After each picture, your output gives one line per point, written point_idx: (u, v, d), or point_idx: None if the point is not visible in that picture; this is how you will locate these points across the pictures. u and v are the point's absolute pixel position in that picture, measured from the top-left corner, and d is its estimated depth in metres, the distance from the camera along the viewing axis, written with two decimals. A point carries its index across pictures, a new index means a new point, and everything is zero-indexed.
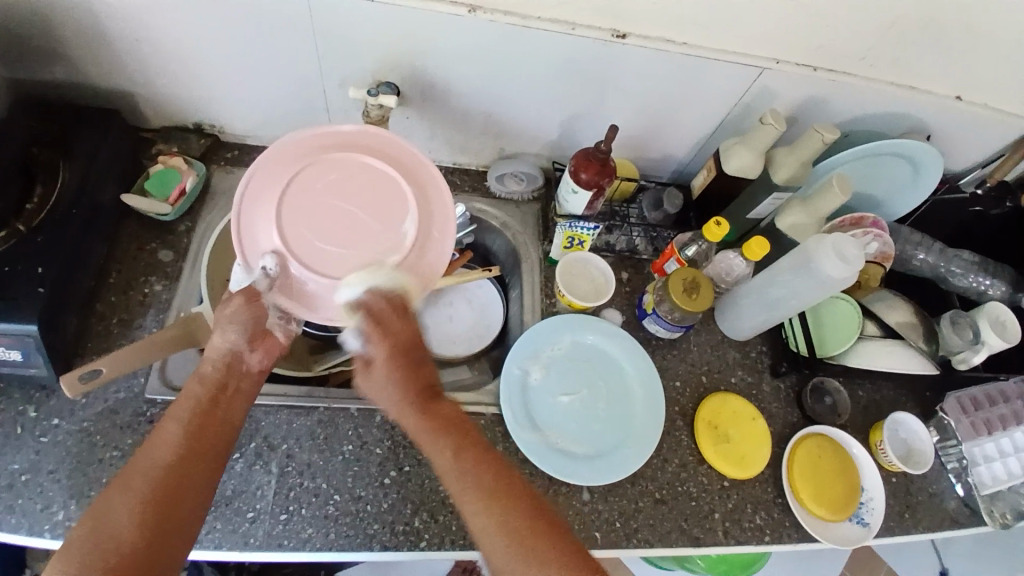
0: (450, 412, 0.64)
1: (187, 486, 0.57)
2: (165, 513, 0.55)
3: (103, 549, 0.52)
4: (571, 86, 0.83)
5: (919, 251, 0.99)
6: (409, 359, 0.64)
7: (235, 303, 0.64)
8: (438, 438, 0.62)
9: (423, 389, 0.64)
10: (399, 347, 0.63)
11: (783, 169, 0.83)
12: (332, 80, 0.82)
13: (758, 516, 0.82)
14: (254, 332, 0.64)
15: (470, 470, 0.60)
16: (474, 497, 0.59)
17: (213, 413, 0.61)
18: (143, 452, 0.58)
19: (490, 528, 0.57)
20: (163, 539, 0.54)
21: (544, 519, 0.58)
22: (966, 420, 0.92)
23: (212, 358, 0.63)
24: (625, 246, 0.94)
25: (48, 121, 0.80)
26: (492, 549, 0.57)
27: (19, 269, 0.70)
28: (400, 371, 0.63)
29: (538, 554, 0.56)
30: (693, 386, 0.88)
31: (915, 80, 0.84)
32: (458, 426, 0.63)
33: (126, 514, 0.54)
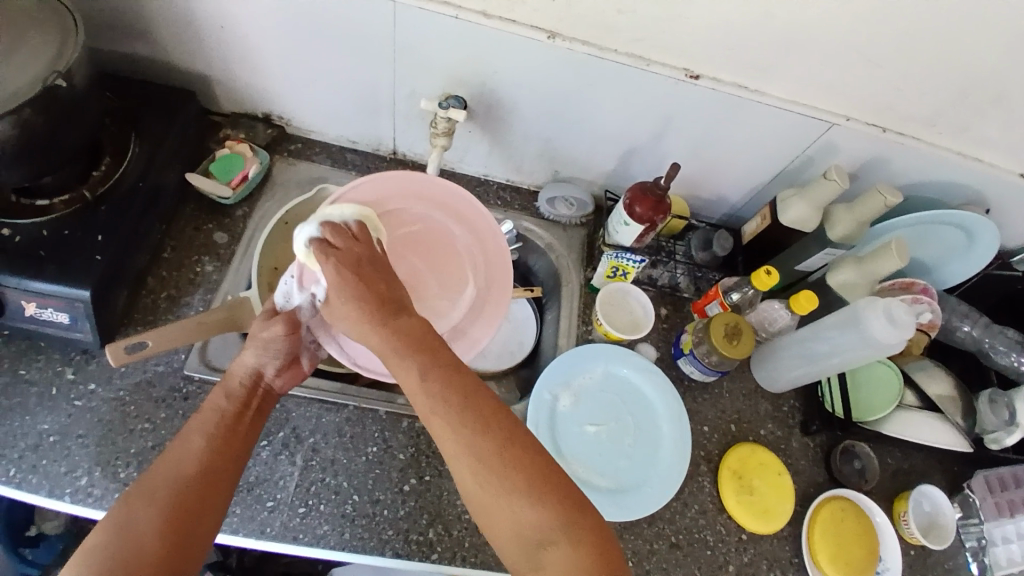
0: (414, 325, 0.62)
1: (206, 499, 0.56)
2: (184, 525, 0.54)
3: (122, 557, 0.51)
4: (636, 120, 0.84)
5: (964, 322, 0.98)
6: (360, 269, 0.63)
7: (275, 330, 0.66)
8: (405, 359, 0.60)
9: (387, 300, 0.62)
10: (349, 263, 0.62)
11: (839, 225, 0.82)
12: (401, 89, 0.84)
13: (771, 574, 0.81)
14: (285, 361, 0.67)
15: (437, 377, 0.59)
16: (438, 418, 0.57)
17: (236, 431, 0.62)
18: (163, 459, 0.58)
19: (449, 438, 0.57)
20: (179, 553, 0.53)
21: (509, 438, 0.57)
22: (990, 499, 0.90)
23: (240, 376, 0.66)
24: (667, 282, 0.94)
25: (124, 95, 0.83)
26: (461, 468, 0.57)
27: (79, 236, 0.72)
28: (358, 282, 0.62)
29: (503, 472, 0.56)
30: (720, 432, 0.87)
31: (981, 153, 0.83)
32: (416, 335, 0.61)
33: (145, 525, 0.53)
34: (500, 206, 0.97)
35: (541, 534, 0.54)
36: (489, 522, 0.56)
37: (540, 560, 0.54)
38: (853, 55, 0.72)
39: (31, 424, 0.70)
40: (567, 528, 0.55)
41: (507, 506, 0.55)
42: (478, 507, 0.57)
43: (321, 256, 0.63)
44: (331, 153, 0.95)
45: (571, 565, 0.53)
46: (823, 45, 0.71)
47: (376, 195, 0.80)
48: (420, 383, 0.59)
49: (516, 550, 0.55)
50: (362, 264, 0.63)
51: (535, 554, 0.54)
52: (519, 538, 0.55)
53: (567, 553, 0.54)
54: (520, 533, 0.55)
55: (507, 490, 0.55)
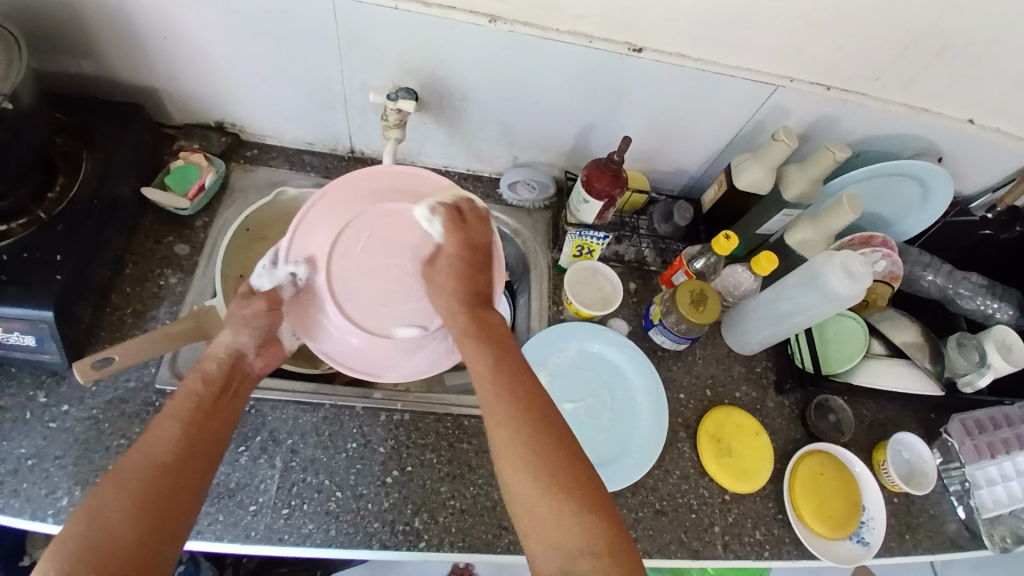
0: (495, 323, 0.68)
1: (181, 485, 0.57)
2: (161, 510, 0.55)
3: (99, 545, 0.51)
4: (585, 97, 0.84)
5: (927, 272, 1.00)
6: (464, 260, 0.68)
7: (255, 308, 0.68)
8: (479, 341, 0.65)
9: (473, 293, 0.68)
10: (455, 265, 0.68)
11: (794, 185, 0.84)
12: (351, 85, 0.84)
13: (757, 531, 0.82)
14: (265, 338, 0.70)
15: (498, 388, 0.62)
16: (511, 427, 0.59)
17: (211, 416, 0.63)
18: (137, 448, 0.58)
19: (508, 442, 0.59)
20: (156, 538, 0.54)
21: (553, 438, 0.59)
22: (969, 442, 0.92)
23: (218, 356, 0.68)
24: (634, 257, 0.96)
25: (73, 113, 0.82)
26: (514, 472, 0.58)
27: (37, 257, 0.71)
28: (454, 277, 0.68)
29: (551, 494, 0.56)
30: (696, 398, 0.88)
31: (927, 103, 0.84)
32: (499, 351, 0.64)
33: (122, 512, 0.53)
34: None
35: (581, 545, 0.54)
36: (528, 526, 0.57)
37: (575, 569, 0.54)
38: (792, 15, 0.73)
39: (7, 449, 0.70)
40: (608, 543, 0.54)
41: (551, 517, 0.56)
42: (526, 517, 0.57)
43: (445, 232, 0.68)
44: (288, 156, 0.96)
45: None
46: (761, 7, 0.72)
47: (352, 197, 0.71)
48: (490, 358, 0.64)
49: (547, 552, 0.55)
50: (464, 260, 0.68)
51: (569, 562, 0.54)
52: (558, 546, 0.55)
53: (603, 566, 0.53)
54: (558, 542, 0.55)
55: (557, 506, 0.56)
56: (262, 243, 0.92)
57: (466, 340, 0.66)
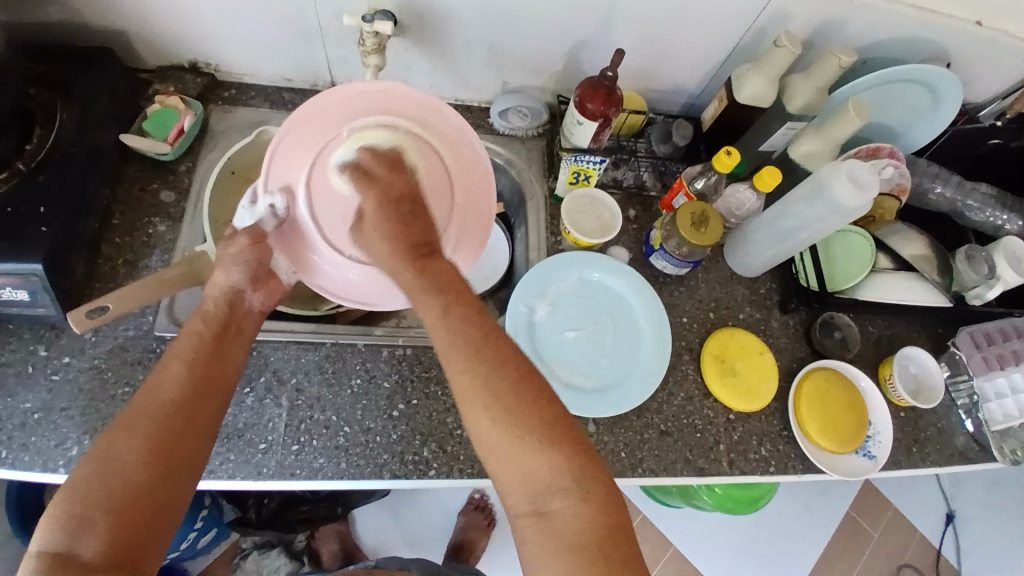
0: (446, 270, 0.59)
1: (189, 426, 0.55)
2: (172, 450, 0.53)
3: (111, 486, 0.50)
4: (575, 12, 0.80)
5: (936, 184, 0.97)
6: (398, 209, 0.61)
7: (241, 244, 0.67)
8: (427, 289, 0.57)
9: (417, 245, 0.60)
10: (389, 199, 0.61)
11: (798, 95, 0.80)
12: (326, 11, 0.79)
13: (763, 448, 0.82)
14: (258, 274, 0.68)
15: (467, 345, 0.54)
16: (460, 352, 0.54)
17: (217, 355, 0.61)
18: (144, 389, 0.56)
19: (477, 389, 0.52)
20: (167, 474, 0.52)
21: (528, 390, 0.53)
22: (978, 354, 0.91)
23: (214, 296, 0.66)
24: (632, 182, 0.93)
25: (39, 58, 0.78)
26: (482, 426, 0.52)
27: (22, 209, 0.69)
28: (388, 223, 0.60)
29: (524, 444, 0.52)
30: (700, 321, 0.88)
31: (936, 2, 0.79)
32: (456, 295, 0.56)
33: (132, 452, 0.52)
34: None
35: (550, 481, 0.51)
36: (499, 469, 0.52)
37: (546, 506, 0.51)
38: None
39: (13, 405, 0.71)
40: (581, 479, 0.51)
41: (519, 461, 0.51)
42: (497, 460, 0.52)
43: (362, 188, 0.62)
44: (269, 95, 0.92)
45: (578, 515, 0.50)
46: None
47: (321, 127, 0.68)
48: (440, 306, 0.55)
49: (522, 493, 0.51)
50: (398, 204, 0.61)
51: (540, 501, 0.51)
52: (529, 483, 0.51)
53: (574, 505, 0.51)
54: (527, 479, 0.51)
55: (526, 447, 0.52)
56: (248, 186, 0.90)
57: (413, 295, 0.58)
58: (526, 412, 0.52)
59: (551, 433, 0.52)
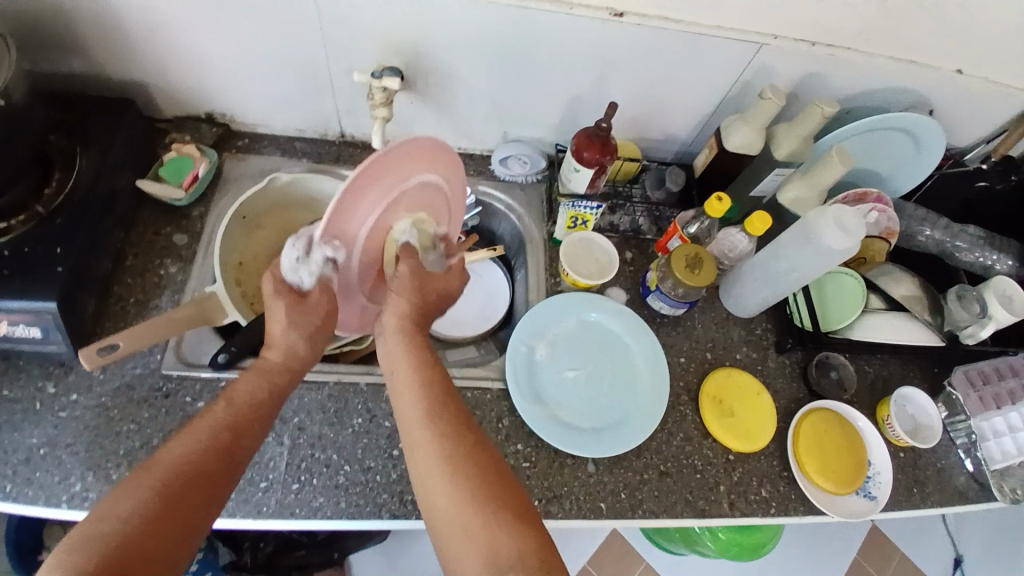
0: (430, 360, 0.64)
1: (203, 506, 0.54)
2: (178, 528, 0.51)
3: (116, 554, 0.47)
4: (571, 67, 0.84)
5: (924, 227, 1.00)
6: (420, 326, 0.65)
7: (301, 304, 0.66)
8: (410, 372, 0.61)
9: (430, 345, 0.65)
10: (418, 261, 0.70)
11: (784, 144, 0.84)
12: (337, 67, 0.84)
13: (763, 488, 0.82)
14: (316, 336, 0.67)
15: (440, 416, 0.58)
16: (428, 428, 0.58)
17: (243, 428, 0.60)
18: (168, 451, 0.55)
19: (441, 463, 0.55)
20: (167, 552, 0.50)
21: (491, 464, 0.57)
22: (974, 394, 0.92)
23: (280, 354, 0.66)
24: (628, 226, 0.96)
25: (66, 109, 0.83)
26: (443, 498, 0.54)
27: (38, 250, 0.72)
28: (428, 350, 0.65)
29: (472, 526, 0.52)
30: (697, 362, 0.89)
31: (914, 56, 0.84)
32: (432, 379, 0.61)
33: (144, 518, 0.50)
34: None
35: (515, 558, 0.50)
36: (457, 550, 0.52)
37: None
38: None
39: (20, 440, 0.71)
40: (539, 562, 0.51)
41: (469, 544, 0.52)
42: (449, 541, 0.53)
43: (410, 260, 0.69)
44: (280, 143, 0.97)
45: None
46: None
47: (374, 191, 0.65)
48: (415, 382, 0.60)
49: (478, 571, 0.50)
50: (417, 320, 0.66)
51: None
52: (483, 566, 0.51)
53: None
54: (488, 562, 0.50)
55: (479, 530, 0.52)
56: (258, 230, 0.93)
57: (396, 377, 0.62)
58: (491, 485, 0.55)
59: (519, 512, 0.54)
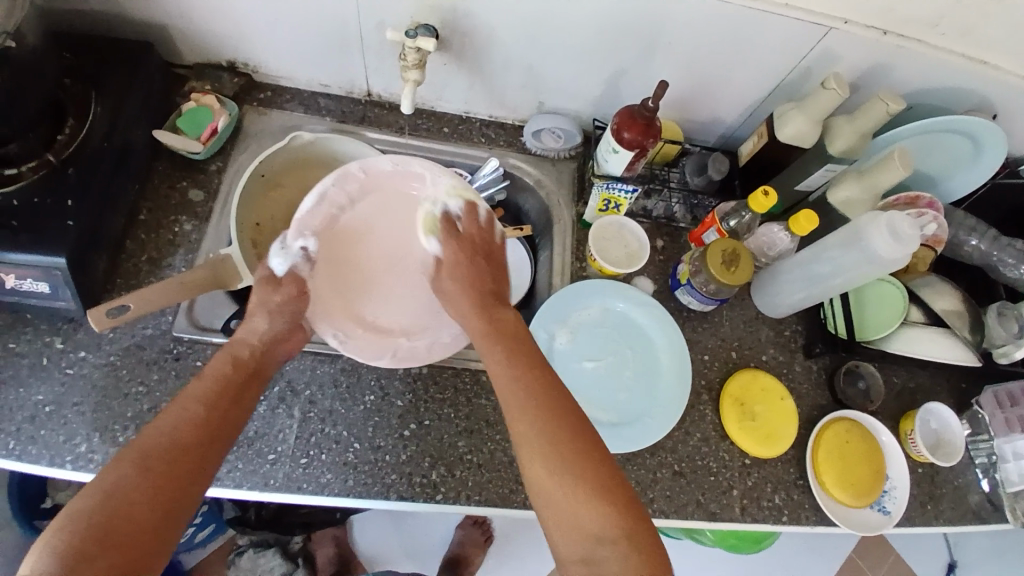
0: (510, 320, 0.68)
1: (211, 449, 0.57)
2: (177, 490, 0.53)
3: (111, 523, 0.49)
4: (620, 40, 0.78)
5: (971, 237, 0.94)
6: (472, 259, 0.72)
7: (286, 293, 0.69)
8: (495, 342, 0.65)
9: (487, 293, 0.70)
10: (468, 249, 0.72)
11: (841, 138, 0.78)
12: (368, 22, 0.78)
13: (777, 496, 0.81)
14: (293, 325, 0.69)
15: (530, 391, 0.59)
16: (518, 410, 0.59)
17: (235, 392, 0.61)
18: (159, 422, 0.56)
19: (535, 444, 0.57)
20: (167, 512, 0.52)
21: (570, 432, 0.57)
22: (1000, 415, 0.88)
23: (251, 343, 0.66)
24: (662, 213, 0.91)
25: (81, 51, 0.78)
26: (537, 470, 0.56)
27: (48, 202, 0.69)
28: (465, 279, 0.71)
29: (570, 497, 0.54)
30: (721, 360, 0.86)
31: (989, 55, 0.77)
32: (527, 363, 0.62)
33: (148, 473, 0.53)
34: (483, 144, 0.94)
35: (600, 531, 0.53)
36: (550, 520, 0.55)
37: (594, 555, 0.52)
38: None
39: (25, 396, 0.70)
40: (626, 530, 0.53)
41: (571, 510, 0.54)
42: (549, 505, 0.55)
43: (444, 237, 0.73)
44: (303, 99, 0.92)
45: (625, 565, 0.51)
46: None
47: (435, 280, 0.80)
48: (510, 375, 0.61)
49: (575, 541, 0.53)
50: (473, 260, 0.72)
51: (590, 549, 0.52)
52: (579, 530, 0.53)
53: (618, 553, 0.52)
54: (577, 528, 0.53)
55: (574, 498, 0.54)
56: (277, 189, 0.88)
57: (486, 349, 0.65)
58: (574, 458, 0.56)
59: (601, 480, 0.55)
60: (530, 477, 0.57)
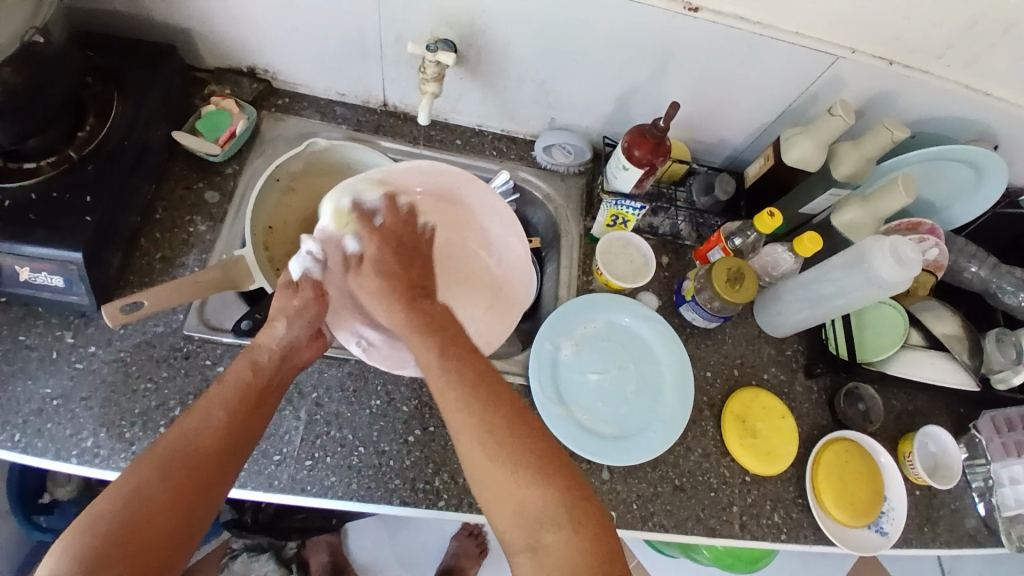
0: (438, 312, 0.63)
1: (229, 458, 0.57)
2: (198, 494, 0.54)
3: (130, 531, 0.50)
4: (632, 60, 0.80)
5: (971, 263, 0.96)
6: (400, 250, 0.65)
7: (304, 297, 0.68)
8: (426, 336, 0.60)
9: (414, 287, 0.64)
10: (390, 243, 0.65)
11: (845, 163, 0.80)
12: (387, 34, 0.81)
13: (776, 513, 0.81)
14: (312, 330, 0.69)
15: (463, 386, 0.57)
16: (453, 393, 0.57)
17: (256, 400, 0.62)
18: (183, 427, 0.57)
19: (472, 426, 0.55)
20: (186, 520, 0.53)
21: (500, 412, 0.56)
22: (997, 439, 0.89)
23: (269, 349, 0.66)
24: (668, 230, 0.93)
25: (106, 52, 0.80)
26: (472, 449, 0.55)
27: (67, 198, 0.70)
28: (390, 259, 0.64)
29: (508, 481, 0.54)
30: (723, 377, 0.87)
31: (991, 87, 0.79)
32: (458, 344, 0.60)
33: (168, 481, 0.53)
34: (494, 157, 0.96)
35: (545, 512, 0.53)
36: (495, 511, 0.55)
37: (539, 541, 0.53)
38: None
39: (34, 389, 0.71)
40: (569, 511, 0.53)
41: (514, 491, 0.54)
42: (487, 485, 0.55)
43: (366, 233, 0.65)
44: (319, 106, 0.93)
45: (569, 547, 0.52)
46: None
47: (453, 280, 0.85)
48: (437, 349, 0.59)
49: (517, 528, 0.53)
50: (399, 246, 0.65)
51: (535, 535, 0.53)
52: (521, 515, 0.53)
53: (566, 536, 0.52)
54: (520, 513, 0.53)
55: (518, 482, 0.54)
56: (292, 193, 0.90)
57: (409, 337, 0.61)
58: (509, 436, 0.55)
59: (541, 459, 0.55)
60: (464, 457, 0.56)
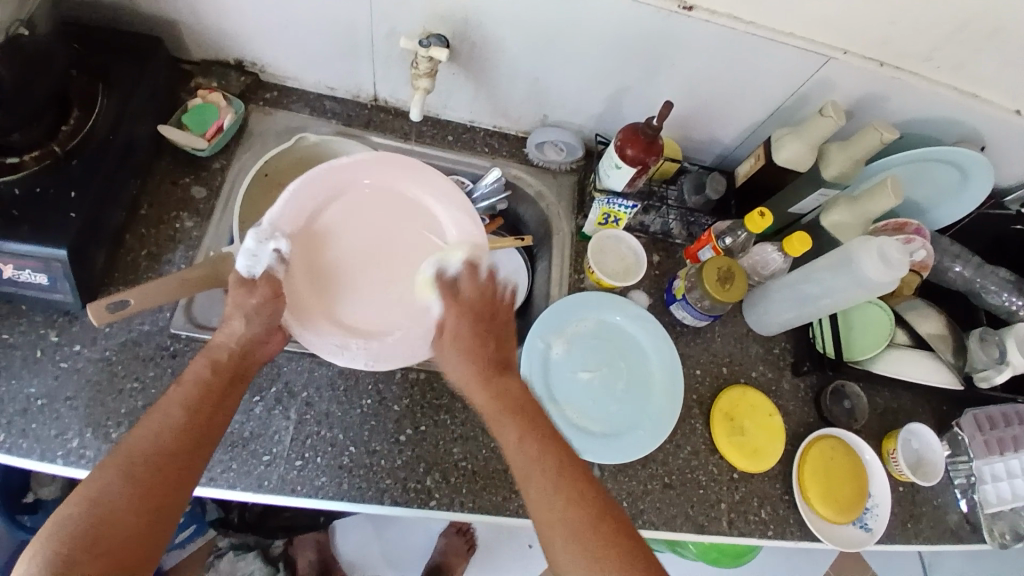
0: (516, 392, 0.65)
1: (194, 458, 0.57)
2: (160, 499, 0.55)
3: (96, 534, 0.51)
4: (625, 58, 0.80)
5: (956, 263, 0.97)
6: (478, 326, 0.68)
7: (261, 295, 0.66)
8: (507, 418, 0.63)
9: (491, 362, 0.67)
10: (468, 315, 0.69)
11: (834, 164, 0.80)
12: (379, 29, 0.80)
13: (763, 510, 0.82)
14: (271, 327, 0.67)
15: (547, 465, 0.60)
16: (537, 476, 0.60)
17: (218, 396, 0.61)
18: (144, 428, 0.57)
19: (551, 507, 0.58)
20: (154, 521, 0.54)
21: (576, 487, 0.59)
22: (980, 437, 0.91)
23: (228, 345, 0.64)
24: (659, 228, 0.93)
25: (89, 43, 0.78)
26: (557, 534, 0.58)
27: (50, 194, 0.68)
28: (466, 342, 0.67)
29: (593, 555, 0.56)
30: (712, 376, 0.88)
31: (979, 89, 0.80)
32: (530, 416, 0.64)
33: (129, 485, 0.54)
34: (486, 154, 0.95)
35: None
36: None
37: None
38: None
39: (17, 389, 0.69)
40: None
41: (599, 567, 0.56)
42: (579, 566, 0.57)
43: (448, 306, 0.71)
44: (309, 100, 0.92)
45: None
46: None
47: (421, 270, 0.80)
48: (519, 435, 0.62)
49: None
50: (478, 316, 0.69)
51: None
52: None
53: None
54: None
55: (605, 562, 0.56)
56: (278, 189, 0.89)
57: (495, 421, 0.64)
58: (588, 507, 0.58)
59: (611, 528, 0.58)
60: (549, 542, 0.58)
